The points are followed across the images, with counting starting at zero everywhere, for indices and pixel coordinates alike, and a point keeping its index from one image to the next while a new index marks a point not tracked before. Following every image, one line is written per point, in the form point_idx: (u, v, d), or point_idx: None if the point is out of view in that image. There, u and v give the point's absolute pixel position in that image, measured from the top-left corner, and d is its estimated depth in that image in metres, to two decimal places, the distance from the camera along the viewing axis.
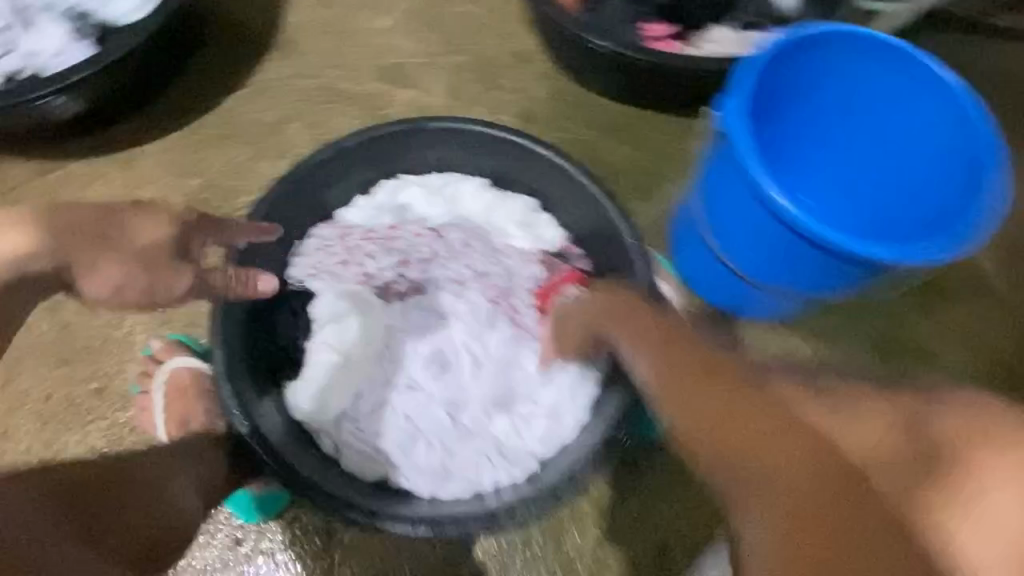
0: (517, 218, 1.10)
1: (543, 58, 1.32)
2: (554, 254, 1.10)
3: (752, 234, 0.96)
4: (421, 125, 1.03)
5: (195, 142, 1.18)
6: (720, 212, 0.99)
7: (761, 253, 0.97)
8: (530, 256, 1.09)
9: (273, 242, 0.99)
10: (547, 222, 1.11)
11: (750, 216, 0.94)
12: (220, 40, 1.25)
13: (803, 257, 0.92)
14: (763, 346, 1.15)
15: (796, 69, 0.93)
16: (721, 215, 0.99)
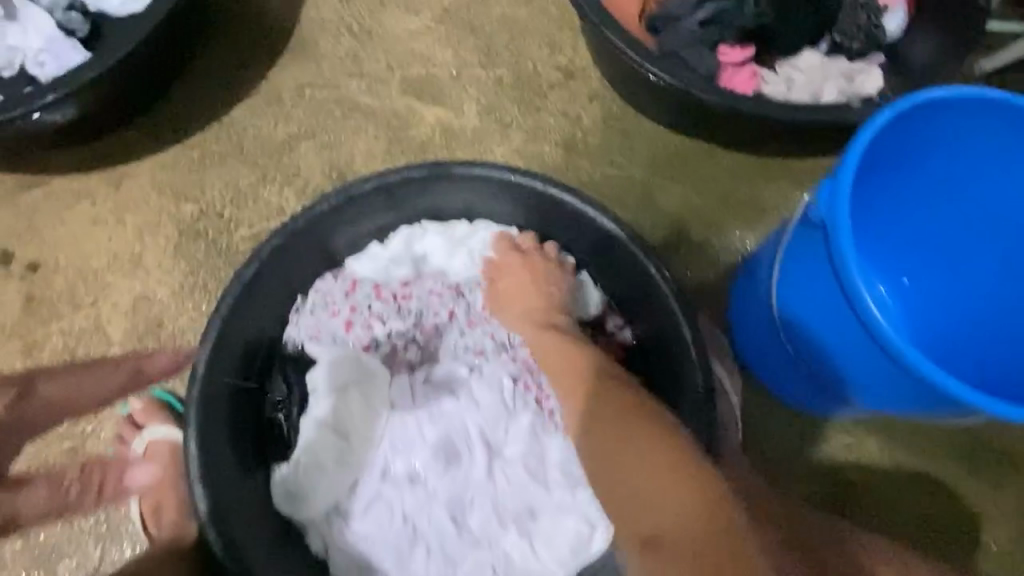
0: None
1: (596, 77, 1.13)
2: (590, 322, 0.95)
3: (828, 332, 0.80)
4: (445, 170, 0.86)
5: (192, 161, 1.04)
6: (795, 299, 0.83)
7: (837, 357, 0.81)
8: None
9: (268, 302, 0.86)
10: (583, 283, 0.94)
11: (829, 314, 0.79)
12: (226, 38, 1.09)
13: (890, 377, 0.76)
14: (825, 443, 0.99)
15: (923, 135, 0.74)
16: (795, 304, 0.83)
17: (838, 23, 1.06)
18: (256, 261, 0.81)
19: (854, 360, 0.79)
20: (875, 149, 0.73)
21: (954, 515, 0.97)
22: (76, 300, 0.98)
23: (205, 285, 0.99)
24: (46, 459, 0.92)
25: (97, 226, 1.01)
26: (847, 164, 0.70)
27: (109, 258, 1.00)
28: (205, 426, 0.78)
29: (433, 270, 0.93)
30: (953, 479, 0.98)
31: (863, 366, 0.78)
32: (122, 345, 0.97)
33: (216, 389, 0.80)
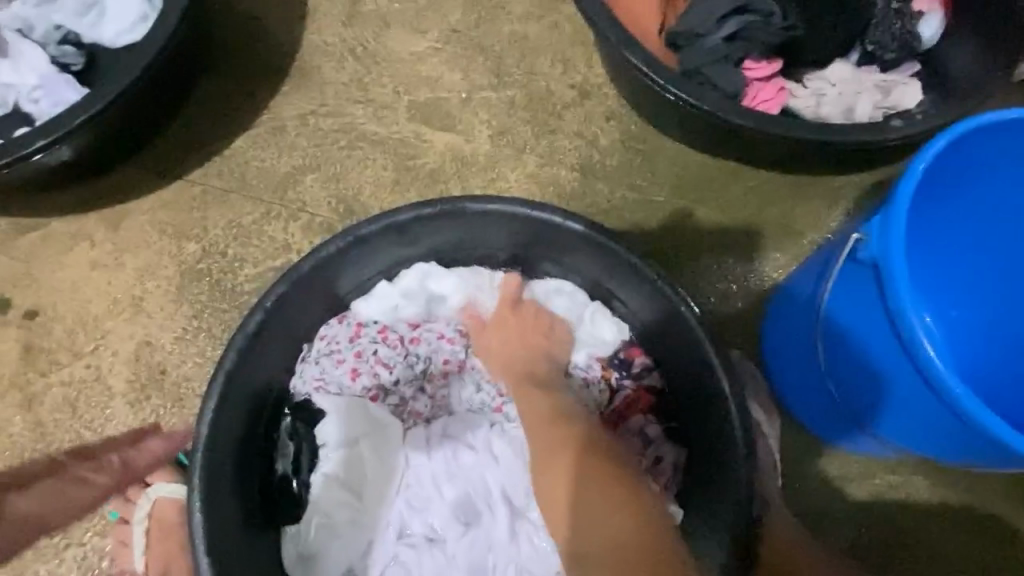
0: (570, 317, 0.89)
1: (613, 96, 1.07)
2: (614, 362, 0.89)
3: (876, 375, 0.74)
4: (457, 206, 0.81)
5: (194, 199, 1.00)
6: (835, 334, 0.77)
7: (883, 400, 0.75)
8: (586, 367, 0.88)
9: (272, 352, 0.81)
10: (600, 313, 0.89)
11: (876, 355, 0.72)
12: (225, 67, 1.05)
13: (937, 425, 0.71)
14: (869, 481, 0.92)
15: (974, 162, 0.68)
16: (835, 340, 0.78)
17: (870, 32, 1.00)
18: (259, 311, 0.76)
19: (904, 406, 0.73)
20: (928, 177, 0.67)
21: (1012, 556, 0.91)
22: (76, 348, 0.94)
23: (209, 328, 0.95)
24: (51, 519, 0.88)
25: (96, 270, 0.97)
26: (901, 197, 0.64)
27: (109, 304, 0.96)
28: (209, 489, 0.73)
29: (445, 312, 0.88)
30: (1010, 518, 0.91)
31: (914, 412, 0.72)
32: (124, 395, 0.92)
33: (220, 450, 0.75)
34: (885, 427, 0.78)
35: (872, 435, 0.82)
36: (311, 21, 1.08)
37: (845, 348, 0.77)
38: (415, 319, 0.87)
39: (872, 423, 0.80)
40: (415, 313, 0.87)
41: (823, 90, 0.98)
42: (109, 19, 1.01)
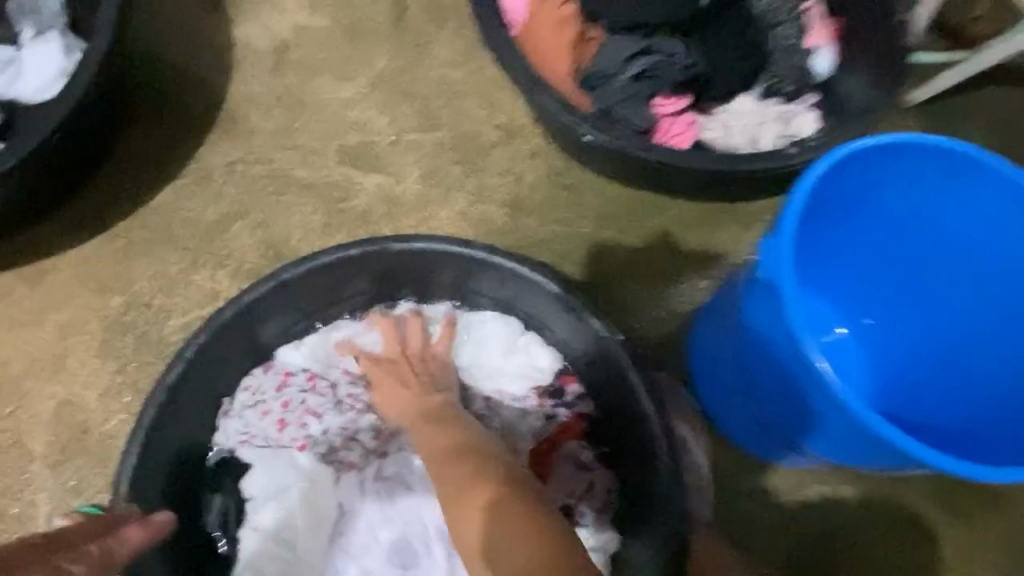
0: (504, 350, 0.91)
1: (536, 134, 1.12)
2: (549, 390, 0.91)
3: (790, 391, 0.77)
4: (382, 247, 0.82)
5: (118, 251, 0.99)
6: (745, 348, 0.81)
7: (794, 408, 0.79)
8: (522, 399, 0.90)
9: (195, 404, 0.80)
10: (534, 343, 0.91)
11: (783, 367, 0.76)
12: (150, 120, 1.05)
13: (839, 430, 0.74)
14: (801, 493, 0.95)
15: (855, 181, 0.73)
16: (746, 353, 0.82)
17: (769, 67, 1.08)
18: (180, 363, 0.76)
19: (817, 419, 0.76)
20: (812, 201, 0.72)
21: (936, 560, 0.94)
22: None
23: (135, 383, 0.93)
24: None
25: (15, 330, 0.94)
26: (788, 221, 0.68)
27: (28, 363, 0.93)
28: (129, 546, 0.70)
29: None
30: (933, 522, 0.95)
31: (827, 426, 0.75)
32: (44, 458, 0.89)
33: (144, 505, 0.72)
34: (805, 442, 0.81)
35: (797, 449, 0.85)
36: (238, 72, 1.09)
37: (761, 366, 0.80)
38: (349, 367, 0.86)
39: (795, 438, 0.83)
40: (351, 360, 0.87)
41: (732, 125, 1.04)
42: (27, 76, 1.01)
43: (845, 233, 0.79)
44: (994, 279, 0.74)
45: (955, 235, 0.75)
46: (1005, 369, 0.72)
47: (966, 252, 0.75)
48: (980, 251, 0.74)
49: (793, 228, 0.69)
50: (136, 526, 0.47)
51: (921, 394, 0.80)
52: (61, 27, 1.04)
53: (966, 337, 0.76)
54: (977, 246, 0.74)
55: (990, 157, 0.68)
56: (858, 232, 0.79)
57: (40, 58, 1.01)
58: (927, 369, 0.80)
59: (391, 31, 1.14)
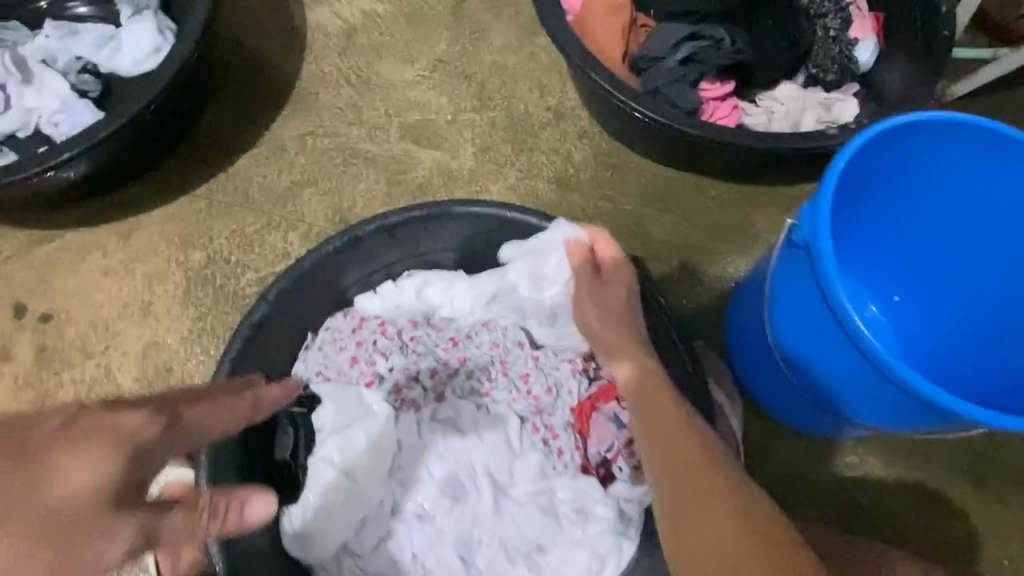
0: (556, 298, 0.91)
1: (584, 117, 1.18)
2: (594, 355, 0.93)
3: (835, 359, 0.81)
4: (443, 210, 0.88)
5: (201, 210, 1.08)
6: (782, 312, 0.86)
7: (829, 371, 0.83)
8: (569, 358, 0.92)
9: (273, 344, 0.87)
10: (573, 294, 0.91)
11: (821, 328, 0.81)
12: (231, 94, 1.14)
13: (875, 389, 0.79)
14: (830, 461, 0.99)
15: (895, 156, 0.77)
16: (782, 315, 0.86)
17: (813, 56, 1.12)
18: (262, 306, 0.83)
19: (863, 386, 0.80)
20: (844, 180, 0.76)
21: (961, 535, 0.97)
22: (87, 349, 1.00)
23: (213, 329, 1.02)
24: None
25: (107, 277, 1.04)
26: (824, 197, 0.72)
27: (118, 308, 1.03)
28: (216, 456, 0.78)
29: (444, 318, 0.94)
30: (961, 498, 0.98)
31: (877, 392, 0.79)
32: (131, 392, 0.99)
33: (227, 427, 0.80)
34: (851, 408, 0.85)
35: (840, 415, 0.89)
36: (311, 52, 1.18)
37: (804, 337, 0.84)
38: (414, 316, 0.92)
39: (832, 401, 0.87)
40: (416, 312, 0.94)
41: (775, 108, 1.09)
42: (126, 52, 1.11)
43: (887, 207, 0.82)
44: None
45: (982, 208, 0.79)
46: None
47: (993, 224, 0.79)
48: (1007, 221, 0.78)
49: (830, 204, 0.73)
50: (278, 386, 0.59)
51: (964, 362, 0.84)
52: (153, 7, 1.13)
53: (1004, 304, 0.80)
54: (1004, 217, 0.78)
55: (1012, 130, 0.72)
56: (890, 209, 0.83)
57: (136, 35, 1.10)
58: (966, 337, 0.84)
59: (451, 18, 1.22)
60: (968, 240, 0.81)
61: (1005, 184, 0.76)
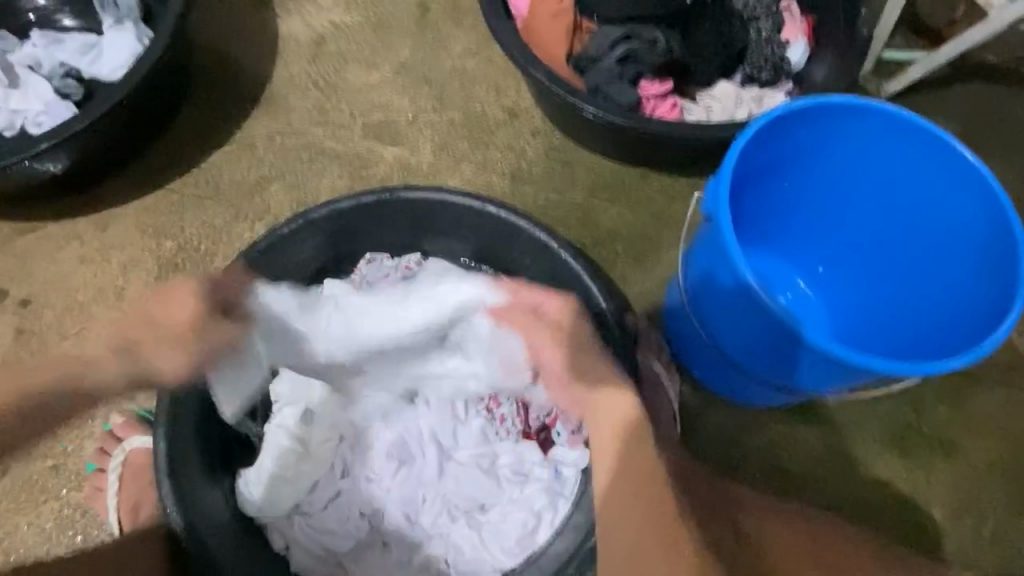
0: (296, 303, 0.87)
1: (536, 115, 1.26)
2: None
3: (749, 326, 0.87)
4: (392, 194, 0.97)
5: (174, 203, 1.15)
6: (701, 285, 0.93)
7: (747, 339, 0.90)
8: None
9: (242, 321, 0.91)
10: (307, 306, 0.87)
11: (733, 298, 0.87)
12: (205, 96, 1.22)
13: (784, 353, 0.85)
14: (761, 432, 1.04)
15: (796, 137, 0.84)
16: (701, 289, 0.94)
17: (748, 57, 1.19)
18: None
19: (776, 349, 0.86)
20: (743, 164, 0.82)
21: (888, 497, 1.01)
22: (63, 330, 1.06)
23: None
24: (28, 475, 0.97)
25: (83, 265, 1.10)
26: (721, 180, 0.78)
27: (94, 293, 1.09)
28: (175, 420, 0.84)
29: None
30: (887, 462, 1.03)
31: (793, 353, 0.84)
32: None
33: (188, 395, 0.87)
34: (774, 374, 0.91)
35: (766, 383, 0.95)
36: (281, 58, 1.27)
37: (727, 309, 0.89)
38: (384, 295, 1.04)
39: (755, 368, 0.93)
40: None
41: (711, 104, 1.17)
42: (108, 58, 1.19)
43: (794, 186, 0.90)
44: (918, 211, 0.85)
45: (878, 181, 0.86)
46: (950, 283, 0.83)
47: (888, 195, 0.86)
48: (901, 190, 0.85)
49: (728, 185, 0.79)
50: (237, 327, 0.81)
51: (881, 323, 0.91)
52: (135, 17, 1.21)
53: (908, 265, 0.88)
54: (898, 187, 0.85)
55: (889, 107, 0.79)
56: (797, 188, 0.90)
57: (118, 44, 1.18)
58: (884, 300, 0.91)
59: (414, 27, 1.31)
60: (869, 215, 0.89)
61: (897, 160, 0.84)
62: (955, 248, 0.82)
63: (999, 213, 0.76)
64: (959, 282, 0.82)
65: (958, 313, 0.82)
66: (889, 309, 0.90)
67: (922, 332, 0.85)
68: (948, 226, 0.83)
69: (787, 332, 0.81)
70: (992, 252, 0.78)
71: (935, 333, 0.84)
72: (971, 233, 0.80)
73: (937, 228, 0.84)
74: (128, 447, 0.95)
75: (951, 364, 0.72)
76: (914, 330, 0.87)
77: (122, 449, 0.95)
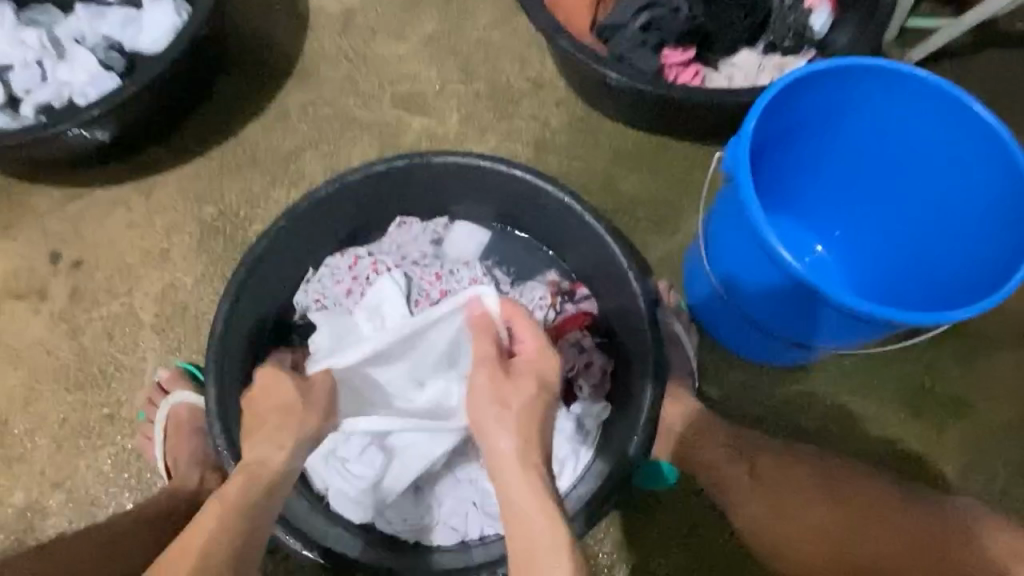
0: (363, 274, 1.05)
1: (560, 84, 1.29)
2: (562, 292, 1.09)
3: (768, 285, 0.90)
4: (422, 159, 1.01)
5: (213, 170, 1.21)
6: (722, 245, 0.96)
7: (765, 298, 0.93)
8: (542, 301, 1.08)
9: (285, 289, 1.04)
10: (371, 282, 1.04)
11: (752, 258, 0.90)
12: (242, 68, 1.27)
13: (801, 309, 0.88)
14: (776, 392, 1.07)
15: (814, 101, 0.86)
16: (721, 250, 0.96)
17: (771, 25, 1.20)
18: (263, 241, 0.96)
19: (793, 306, 0.89)
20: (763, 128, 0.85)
21: (901, 458, 1.04)
22: (114, 289, 1.12)
23: (224, 273, 1.14)
24: (86, 422, 1.05)
25: (130, 228, 1.16)
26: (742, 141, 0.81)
27: (140, 255, 1.15)
28: (222, 372, 0.90)
29: (444, 249, 1.11)
30: (899, 422, 1.06)
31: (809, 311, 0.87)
32: (151, 326, 1.10)
33: (231, 349, 0.93)
34: (791, 331, 0.94)
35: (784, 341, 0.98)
36: (312, 31, 1.31)
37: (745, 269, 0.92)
38: (416, 256, 1.09)
39: (773, 326, 0.96)
40: (419, 256, 1.09)
41: (734, 71, 1.19)
42: (148, 32, 1.23)
43: (812, 150, 0.93)
44: (936, 171, 0.87)
45: (897, 141, 0.88)
46: (968, 241, 0.85)
47: (906, 156, 0.88)
48: (919, 152, 0.87)
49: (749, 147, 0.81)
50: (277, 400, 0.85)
51: (898, 283, 0.94)
52: None
53: (925, 224, 0.90)
54: (915, 148, 0.87)
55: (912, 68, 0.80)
56: (818, 152, 0.93)
57: (159, 17, 1.23)
58: (902, 262, 0.93)
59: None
60: (887, 177, 0.91)
61: (914, 120, 0.85)
62: (972, 206, 0.84)
63: (1016, 170, 0.78)
64: (977, 238, 0.84)
65: (974, 270, 0.84)
66: (906, 270, 0.93)
67: (942, 288, 0.88)
68: (967, 185, 0.84)
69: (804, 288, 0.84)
70: (1009, 208, 0.79)
71: (949, 291, 0.87)
72: (988, 190, 0.82)
73: (955, 188, 0.85)
74: (172, 401, 1.01)
75: (964, 314, 0.74)
76: (933, 288, 0.89)
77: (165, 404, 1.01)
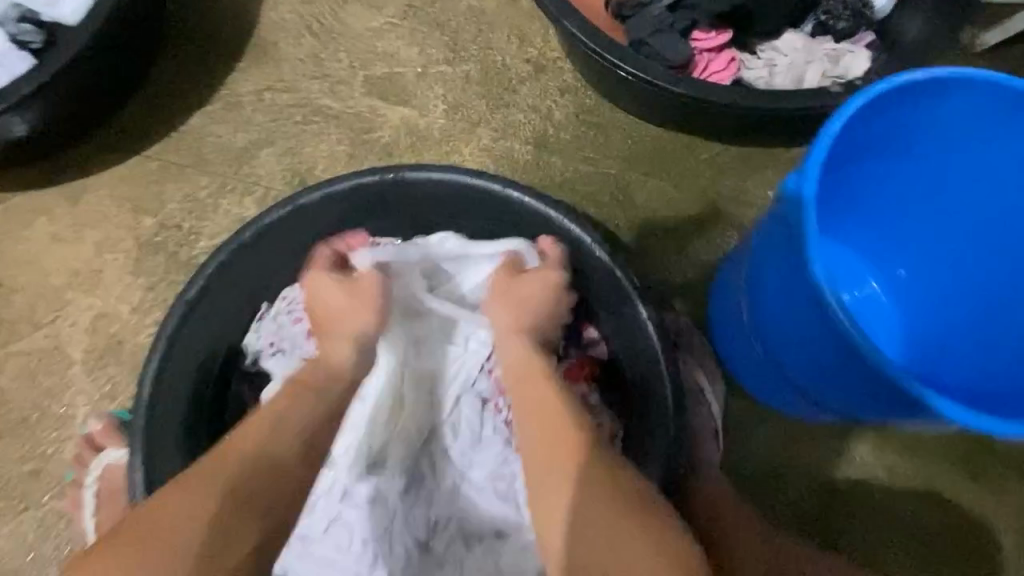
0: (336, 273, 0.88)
1: (566, 69, 1.08)
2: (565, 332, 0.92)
3: (805, 338, 0.75)
4: (396, 177, 0.83)
5: (153, 172, 1.02)
6: (760, 284, 0.79)
7: (801, 354, 0.77)
8: None
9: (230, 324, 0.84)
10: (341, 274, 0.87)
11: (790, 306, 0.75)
12: (185, 43, 1.06)
13: (838, 375, 0.73)
14: (811, 448, 0.92)
15: (899, 119, 0.69)
16: (758, 290, 0.80)
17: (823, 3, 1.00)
18: (199, 282, 0.78)
19: (830, 372, 0.74)
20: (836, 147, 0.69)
21: (951, 524, 0.91)
22: (37, 319, 0.95)
23: (166, 300, 0.97)
24: (6, 481, 0.90)
25: (54, 244, 0.98)
26: (812, 160, 0.66)
27: (67, 277, 0.97)
28: (151, 461, 0.75)
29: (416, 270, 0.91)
30: (951, 483, 0.92)
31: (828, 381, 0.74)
32: (80, 365, 0.93)
33: (165, 429, 0.77)
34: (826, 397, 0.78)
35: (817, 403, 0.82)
36: None
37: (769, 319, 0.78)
38: None
39: (810, 388, 0.79)
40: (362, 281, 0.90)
41: (775, 57, 0.99)
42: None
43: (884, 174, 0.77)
44: None
45: (992, 176, 0.71)
46: None
47: (1001, 195, 0.71)
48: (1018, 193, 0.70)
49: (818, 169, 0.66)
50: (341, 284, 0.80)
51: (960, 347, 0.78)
52: None
53: (1007, 284, 0.73)
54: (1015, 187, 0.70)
55: None
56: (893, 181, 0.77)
57: None
58: (963, 324, 0.78)
59: None
60: (971, 216, 0.74)
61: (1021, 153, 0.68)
62: None
63: None
64: None
65: None
66: (965, 339, 0.77)
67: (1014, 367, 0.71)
68: None
69: (851, 354, 0.69)
70: None
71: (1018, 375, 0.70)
72: None
73: None
74: (106, 460, 0.86)
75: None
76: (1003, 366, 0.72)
77: (98, 464, 0.86)
